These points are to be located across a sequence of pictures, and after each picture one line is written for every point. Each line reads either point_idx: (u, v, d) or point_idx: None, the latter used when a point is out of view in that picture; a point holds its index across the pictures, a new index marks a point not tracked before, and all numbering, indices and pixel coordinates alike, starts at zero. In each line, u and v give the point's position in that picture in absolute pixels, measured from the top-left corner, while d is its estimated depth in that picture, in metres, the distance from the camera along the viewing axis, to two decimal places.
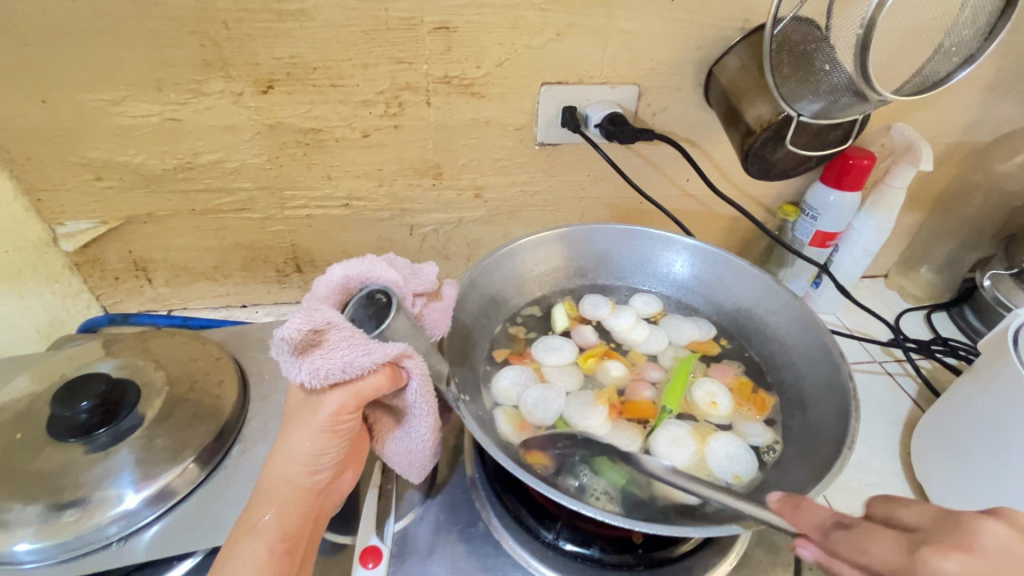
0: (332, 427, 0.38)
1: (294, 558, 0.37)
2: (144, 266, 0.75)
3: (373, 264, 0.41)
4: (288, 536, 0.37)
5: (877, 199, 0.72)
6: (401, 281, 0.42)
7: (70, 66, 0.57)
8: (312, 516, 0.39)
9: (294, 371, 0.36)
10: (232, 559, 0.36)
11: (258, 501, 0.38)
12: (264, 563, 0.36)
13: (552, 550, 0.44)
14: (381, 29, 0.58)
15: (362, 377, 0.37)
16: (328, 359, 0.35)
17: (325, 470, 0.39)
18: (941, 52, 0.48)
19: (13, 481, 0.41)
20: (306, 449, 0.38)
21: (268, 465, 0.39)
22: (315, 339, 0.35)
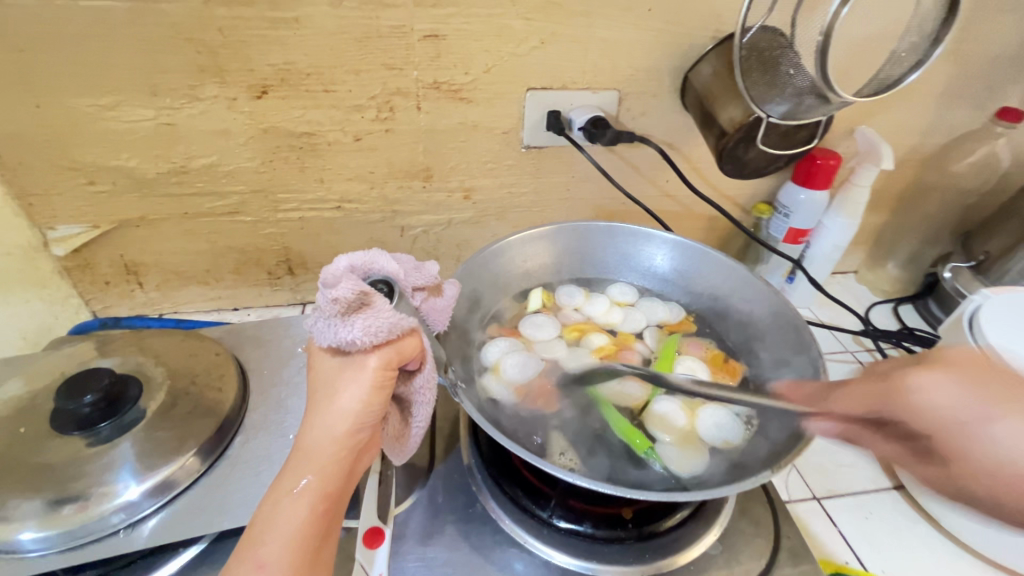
0: (381, 381, 0.36)
1: (333, 519, 0.34)
2: (135, 271, 0.75)
3: (374, 255, 0.39)
4: (330, 496, 0.34)
5: (844, 198, 0.76)
6: (401, 272, 0.40)
7: (66, 71, 0.58)
8: (352, 476, 0.36)
9: (343, 333, 0.34)
10: (273, 515, 0.33)
11: (298, 458, 0.35)
12: (305, 520, 0.33)
13: (546, 528, 0.46)
14: (372, 37, 0.60)
15: (404, 339, 0.36)
16: (379, 317, 0.34)
17: (369, 429, 0.37)
18: (894, 57, 0.52)
19: (17, 473, 0.42)
20: (357, 404, 0.35)
21: (312, 419, 0.35)
22: (362, 300, 0.34)
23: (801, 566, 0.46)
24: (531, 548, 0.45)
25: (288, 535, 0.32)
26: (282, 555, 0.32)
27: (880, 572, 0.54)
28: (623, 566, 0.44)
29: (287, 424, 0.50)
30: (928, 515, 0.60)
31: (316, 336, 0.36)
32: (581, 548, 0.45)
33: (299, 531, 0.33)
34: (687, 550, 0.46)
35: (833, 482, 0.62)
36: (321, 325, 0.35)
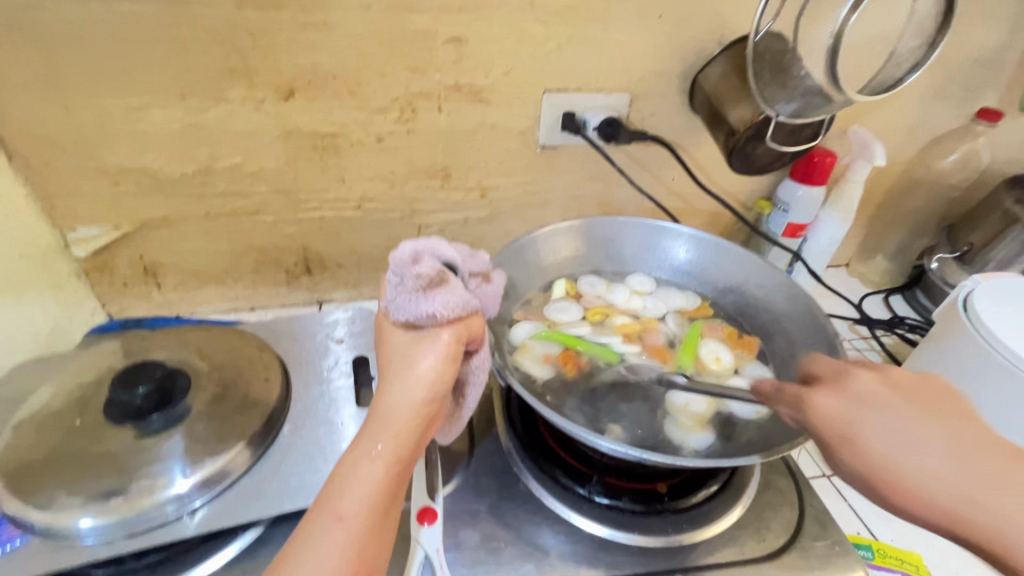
0: (452, 353, 0.38)
1: (404, 480, 0.37)
2: (153, 271, 0.76)
3: (434, 241, 0.40)
4: (403, 462, 0.37)
5: (840, 193, 0.81)
6: (461, 258, 0.42)
7: (97, 72, 0.58)
8: (423, 443, 0.39)
9: (425, 305, 0.37)
10: (354, 474, 0.36)
11: (376, 425, 0.37)
12: (382, 480, 0.36)
13: (587, 503, 0.49)
14: (398, 41, 0.63)
15: (471, 318, 0.40)
16: (457, 293, 0.38)
17: (439, 398, 0.39)
18: (895, 59, 0.56)
19: (74, 463, 0.43)
20: (431, 374, 0.38)
21: (390, 387, 0.38)
22: (441, 277, 0.38)
23: (827, 532, 0.49)
24: (574, 524, 0.48)
25: (366, 491, 0.35)
26: (362, 508, 0.35)
27: (891, 540, 0.58)
28: (661, 538, 0.47)
29: (331, 413, 0.52)
30: None
31: (391, 312, 0.39)
32: (621, 521, 0.48)
33: (374, 489, 0.36)
34: (717, 522, 0.48)
35: None
36: (401, 300, 0.38)
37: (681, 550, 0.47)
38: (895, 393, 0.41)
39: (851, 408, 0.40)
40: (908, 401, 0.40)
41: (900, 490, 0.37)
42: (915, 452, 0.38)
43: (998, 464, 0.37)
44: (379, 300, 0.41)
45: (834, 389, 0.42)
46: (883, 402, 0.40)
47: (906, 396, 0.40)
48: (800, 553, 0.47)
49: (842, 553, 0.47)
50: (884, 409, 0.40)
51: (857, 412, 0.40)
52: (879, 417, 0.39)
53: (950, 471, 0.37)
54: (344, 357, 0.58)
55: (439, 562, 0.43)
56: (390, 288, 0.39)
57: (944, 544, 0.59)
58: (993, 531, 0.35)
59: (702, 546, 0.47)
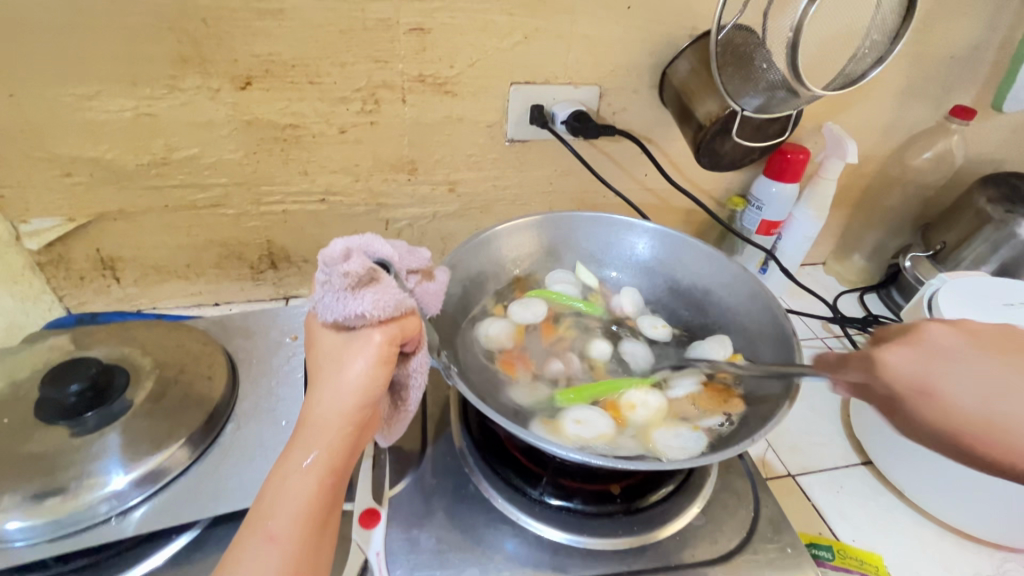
0: (386, 356, 0.38)
1: (338, 491, 0.36)
2: (112, 265, 0.74)
3: (369, 239, 0.41)
4: (337, 470, 0.36)
5: (814, 191, 0.80)
6: (397, 256, 0.43)
7: (42, 59, 0.56)
8: (357, 450, 0.38)
9: (354, 305, 0.37)
10: (283, 489, 0.34)
11: (306, 435, 0.36)
12: (313, 493, 0.35)
13: (538, 505, 0.48)
14: (358, 30, 0.61)
15: (407, 318, 0.39)
16: (389, 292, 0.37)
17: (373, 403, 0.38)
18: (856, 56, 0.56)
19: (2, 463, 0.41)
20: (363, 379, 0.37)
21: (321, 394, 0.37)
22: (373, 275, 0.37)
23: (780, 533, 0.48)
24: (524, 526, 0.47)
25: (297, 508, 0.34)
26: (293, 526, 0.34)
27: (851, 541, 0.58)
28: (612, 539, 0.46)
29: (280, 412, 0.51)
30: (894, 488, 0.63)
31: (320, 313, 0.38)
32: (572, 523, 0.47)
33: (307, 501, 0.34)
34: (670, 522, 0.48)
35: (806, 459, 0.66)
36: (329, 300, 0.37)
37: (633, 552, 0.46)
38: (976, 340, 0.34)
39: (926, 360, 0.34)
40: (988, 351, 0.33)
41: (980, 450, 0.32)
42: (994, 406, 0.32)
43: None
44: (308, 301, 0.39)
45: (907, 342, 0.35)
46: (956, 351, 0.34)
47: (988, 346, 0.34)
48: (752, 555, 0.46)
49: (794, 555, 0.47)
50: (956, 358, 0.33)
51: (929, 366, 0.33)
52: (957, 369, 0.33)
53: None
54: (297, 354, 0.56)
55: (379, 565, 0.43)
56: (319, 287, 0.38)
57: (904, 545, 0.58)
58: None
59: (654, 547, 0.46)
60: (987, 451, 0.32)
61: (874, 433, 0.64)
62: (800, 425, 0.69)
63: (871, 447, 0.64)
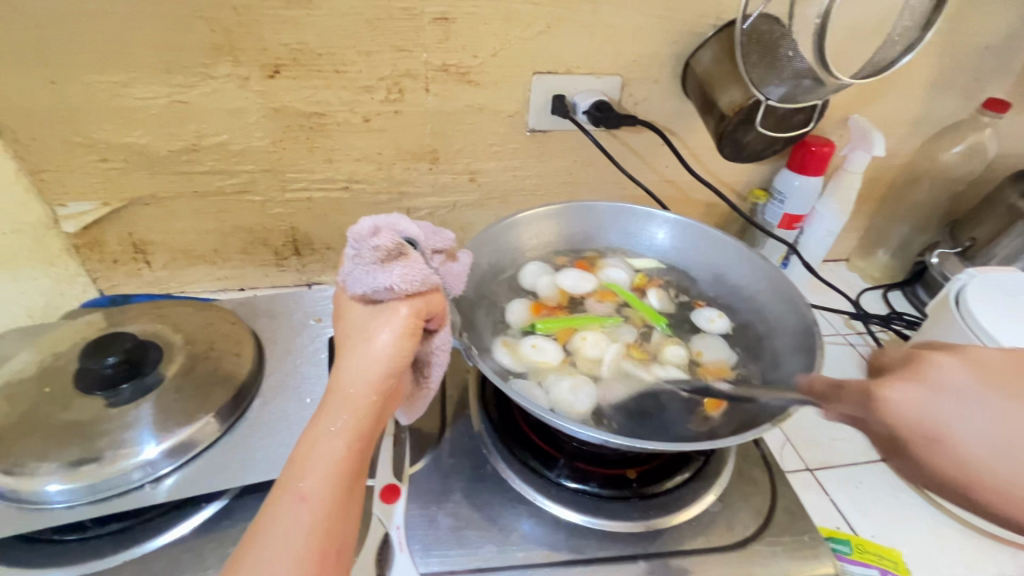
0: (411, 328, 0.40)
1: (365, 458, 0.36)
2: (143, 249, 0.76)
3: (397, 218, 0.42)
4: (364, 437, 0.37)
5: (838, 185, 0.79)
6: (423, 236, 0.44)
7: (82, 47, 0.58)
8: (382, 421, 0.39)
9: (382, 277, 0.39)
10: (314, 451, 0.35)
11: (334, 403, 0.37)
12: (343, 455, 0.35)
13: (555, 487, 0.48)
14: (384, 19, 0.62)
15: (432, 294, 0.41)
16: (416, 267, 0.39)
17: (398, 374, 0.39)
18: (889, 41, 0.55)
19: (44, 429, 0.43)
20: (389, 349, 0.39)
21: (349, 365, 0.39)
22: (401, 250, 0.39)
23: (797, 523, 0.48)
24: (541, 506, 0.47)
25: (329, 469, 0.34)
26: (325, 487, 0.34)
27: (870, 536, 0.57)
28: (628, 522, 0.46)
29: (304, 390, 0.52)
30: (915, 485, 0.62)
31: (349, 286, 0.41)
32: (589, 506, 0.47)
33: (336, 466, 0.35)
34: (687, 508, 0.48)
35: (825, 454, 0.65)
36: (360, 273, 0.40)
37: (648, 536, 0.46)
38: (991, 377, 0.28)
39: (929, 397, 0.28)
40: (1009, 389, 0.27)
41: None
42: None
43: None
44: (338, 276, 0.42)
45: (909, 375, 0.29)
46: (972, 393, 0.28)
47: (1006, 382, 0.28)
48: (768, 544, 0.46)
49: (811, 544, 0.47)
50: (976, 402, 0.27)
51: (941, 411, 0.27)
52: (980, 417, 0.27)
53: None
54: (320, 335, 0.57)
55: (399, 539, 0.44)
56: (349, 261, 0.40)
57: (925, 543, 0.57)
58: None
59: (670, 532, 0.46)
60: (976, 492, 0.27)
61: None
62: (819, 420, 0.69)
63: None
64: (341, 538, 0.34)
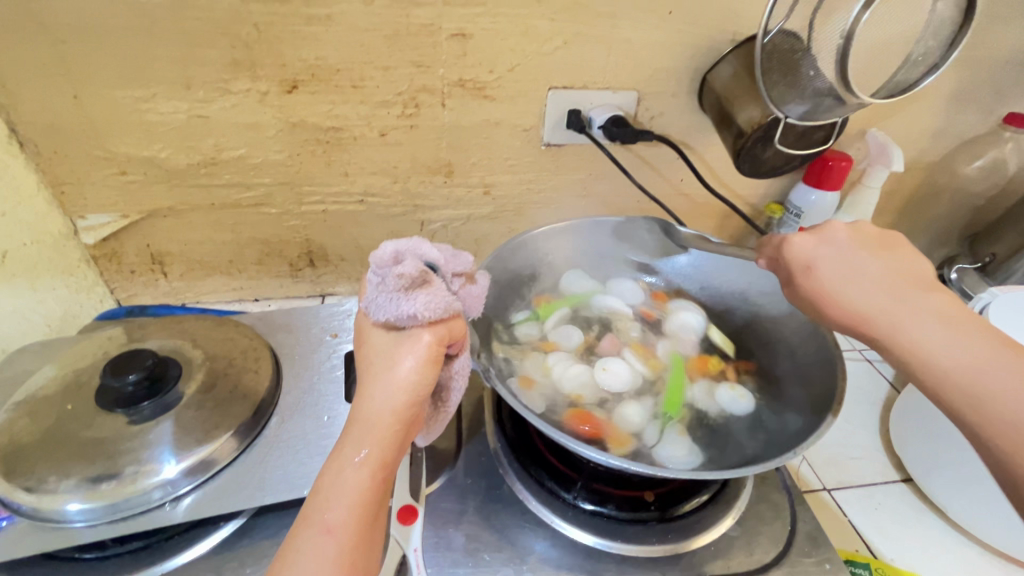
0: (433, 356, 0.40)
1: (387, 489, 0.37)
2: (160, 260, 0.77)
3: (418, 242, 0.42)
4: (387, 467, 0.37)
5: (855, 200, 0.79)
6: (444, 259, 0.43)
7: (105, 62, 0.59)
8: (403, 450, 0.39)
9: (406, 305, 0.38)
10: (339, 482, 0.35)
11: (357, 434, 0.37)
12: (367, 487, 0.36)
13: (572, 509, 0.48)
14: (402, 35, 0.62)
15: (454, 321, 0.41)
16: (439, 295, 0.39)
17: (420, 402, 0.39)
18: (911, 61, 0.54)
19: (67, 446, 0.43)
20: (412, 377, 0.39)
21: (372, 394, 0.38)
22: (424, 278, 0.39)
23: (818, 548, 0.48)
24: (557, 528, 0.47)
25: (353, 500, 0.35)
26: (349, 519, 0.35)
27: (890, 560, 0.56)
28: (646, 546, 0.46)
29: (321, 407, 0.52)
30: (936, 507, 0.61)
31: (371, 312, 0.40)
32: (606, 529, 0.47)
33: (359, 498, 0.35)
34: (706, 532, 0.48)
35: (843, 474, 0.64)
36: (382, 300, 0.39)
37: (667, 560, 0.46)
38: (863, 242, 0.46)
39: (816, 244, 0.47)
40: (867, 248, 0.46)
41: (832, 311, 0.44)
42: (856, 279, 0.44)
43: (892, 277, 0.43)
44: (360, 301, 0.42)
45: (813, 232, 0.48)
46: (842, 244, 0.46)
47: (864, 245, 0.46)
48: (789, 570, 0.46)
49: (832, 571, 0.46)
50: (840, 251, 0.46)
51: (817, 246, 0.47)
52: (834, 252, 0.46)
53: (890, 300, 0.42)
54: (337, 351, 0.58)
55: (417, 561, 0.44)
56: (372, 287, 0.40)
57: (946, 569, 0.56)
58: (926, 352, 0.39)
59: (689, 556, 0.46)
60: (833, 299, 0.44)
61: (916, 451, 0.62)
62: (837, 439, 0.68)
63: (913, 465, 0.62)
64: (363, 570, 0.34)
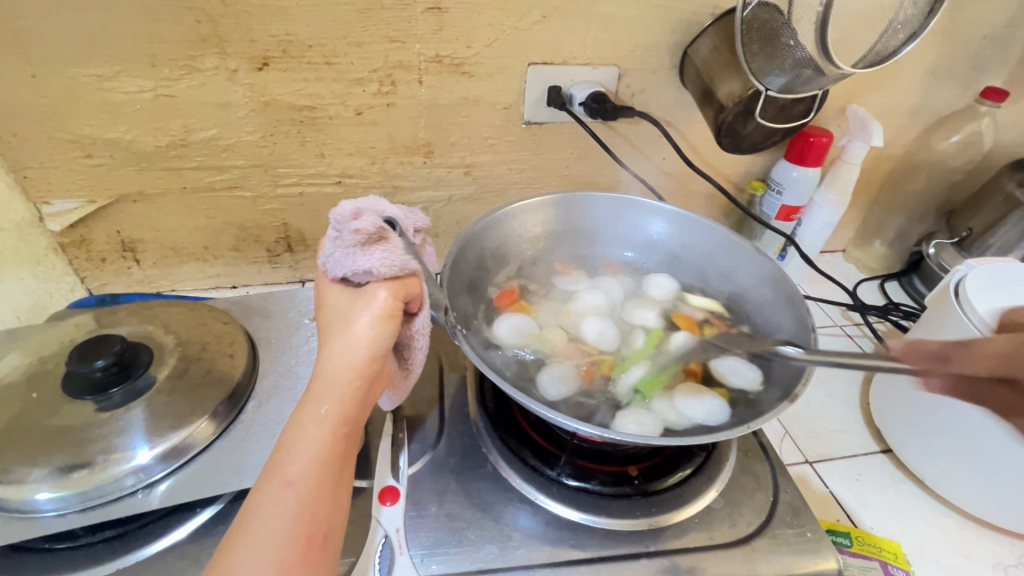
0: (389, 312, 0.40)
1: (351, 442, 0.38)
2: (132, 247, 0.74)
3: (377, 200, 0.44)
4: (349, 420, 0.38)
5: (836, 175, 0.78)
6: (402, 215, 0.45)
7: (63, 39, 0.57)
8: (366, 406, 0.40)
9: (363, 261, 0.40)
10: (298, 439, 0.36)
11: (315, 395, 0.38)
12: (328, 441, 0.36)
13: (555, 485, 0.48)
14: (375, 9, 0.60)
15: (410, 278, 0.42)
16: (396, 251, 0.41)
17: (381, 358, 0.40)
18: (890, 30, 0.54)
19: (33, 436, 0.42)
20: (369, 333, 0.40)
21: (330, 355, 0.39)
22: (381, 234, 0.41)
23: (799, 517, 0.48)
24: (541, 504, 0.47)
25: (315, 455, 0.36)
26: (310, 471, 0.35)
27: (870, 528, 0.57)
28: (629, 520, 0.46)
29: (300, 390, 0.51)
30: (913, 476, 0.63)
31: (328, 268, 0.42)
32: (589, 504, 0.47)
33: (322, 450, 0.36)
34: (688, 505, 0.48)
35: (823, 446, 0.65)
36: (340, 255, 0.41)
37: (651, 533, 0.46)
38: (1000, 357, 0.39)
39: (948, 345, 0.40)
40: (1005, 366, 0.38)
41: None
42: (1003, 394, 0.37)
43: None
44: (319, 259, 0.43)
45: (944, 333, 0.41)
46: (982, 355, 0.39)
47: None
48: (770, 540, 0.46)
49: (814, 539, 0.47)
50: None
51: (953, 350, 0.39)
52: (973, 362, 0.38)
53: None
54: (316, 334, 0.56)
55: (400, 541, 0.43)
56: (330, 243, 0.42)
57: (923, 535, 0.58)
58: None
59: (671, 529, 0.46)
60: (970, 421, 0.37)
61: (895, 421, 0.63)
62: (819, 413, 0.69)
63: (891, 436, 0.64)
64: (327, 521, 0.35)
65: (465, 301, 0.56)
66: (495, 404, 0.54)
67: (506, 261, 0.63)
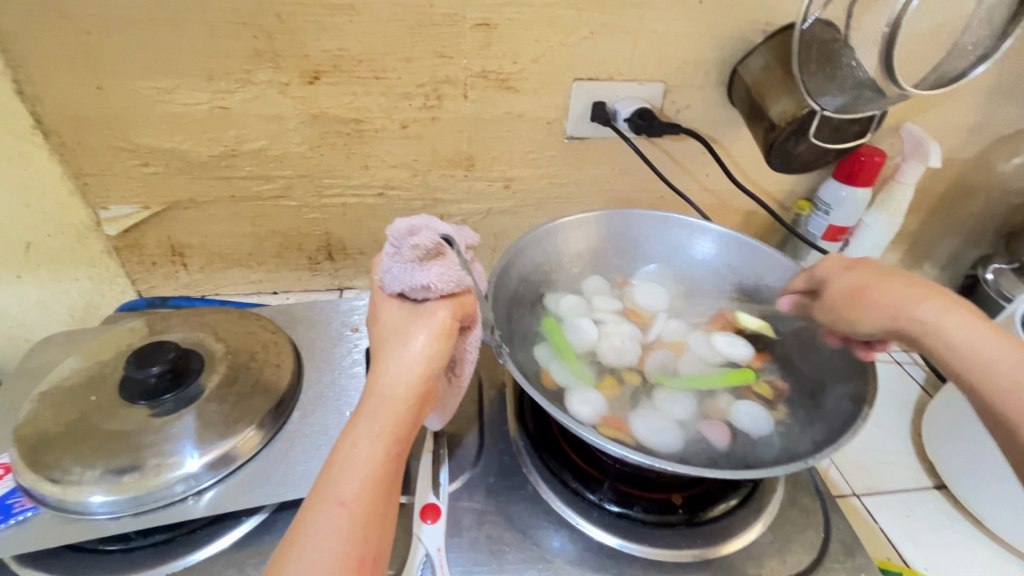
0: (447, 330, 0.40)
1: (402, 460, 0.38)
2: (181, 252, 0.77)
3: (431, 218, 0.44)
4: (401, 439, 0.38)
5: (886, 198, 0.76)
6: (455, 233, 0.45)
7: (128, 53, 0.59)
8: (417, 424, 0.40)
9: (420, 276, 0.40)
10: (351, 456, 0.36)
11: (370, 412, 0.38)
12: (379, 460, 0.36)
13: (597, 510, 0.47)
14: (425, 24, 0.61)
15: (466, 295, 0.42)
16: (453, 267, 0.40)
17: (435, 376, 0.40)
18: (958, 50, 0.52)
19: (91, 439, 0.43)
20: (426, 351, 0.40)
21: (386, 371, 0.39)
22: (438, 249, 0.40)
23: (853, 557, 0.46)
24: (582, 530, 0.46)
25: (366, 474, 0.36)
26: (362, 491, 0.35)
27: (924, 569, 0.55)
28: (674, 551, 0.45)
29: (342, 403, 0.51)
30: (971, 515, 0.59)
31: (385, 285, 0.42)
32: (631, 532, 0.46)
33: (374, 469, 0.36)
34: (734, 538, 0.46)
35: (872, 479, 0.62)
36: (397, 270, 0.41)
37: (696, 566, 0.45)
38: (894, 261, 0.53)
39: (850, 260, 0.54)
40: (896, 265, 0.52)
41: (867, 303, 0.50)
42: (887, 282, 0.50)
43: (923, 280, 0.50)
44: (374, 274, 0.43)
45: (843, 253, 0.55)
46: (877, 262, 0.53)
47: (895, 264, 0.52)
48: None
49: None
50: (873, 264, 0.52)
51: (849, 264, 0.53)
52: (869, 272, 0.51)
53: (917, 298, 0.48)
54: (358, 346, 0.57)
55: (440, 560, 0.43)
56: (387, 258, 0.41)
57: None
58: (949, 334, 0.45)
59: (716, 562, 0.45)
60: (867, 311, 0.49)
61: (949, 456, 0.60)
62: (868, 443, 0.66)
63: (946, 471, 0.60)
64: (377, 542, 0.35)
65: (579, 247, 0.64)
66: (535, 424, 0.54)
67: (589, 262, 0.65)
